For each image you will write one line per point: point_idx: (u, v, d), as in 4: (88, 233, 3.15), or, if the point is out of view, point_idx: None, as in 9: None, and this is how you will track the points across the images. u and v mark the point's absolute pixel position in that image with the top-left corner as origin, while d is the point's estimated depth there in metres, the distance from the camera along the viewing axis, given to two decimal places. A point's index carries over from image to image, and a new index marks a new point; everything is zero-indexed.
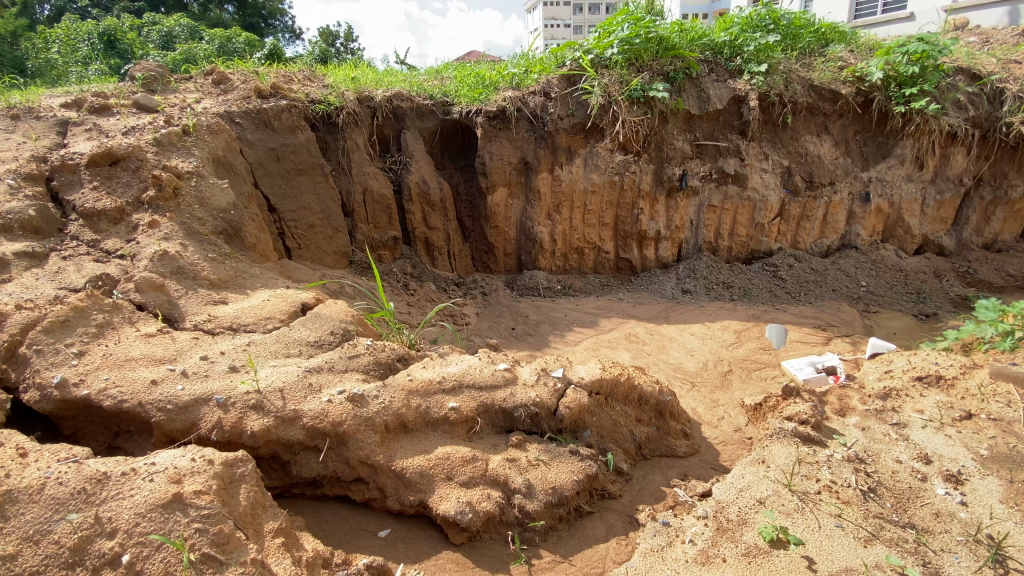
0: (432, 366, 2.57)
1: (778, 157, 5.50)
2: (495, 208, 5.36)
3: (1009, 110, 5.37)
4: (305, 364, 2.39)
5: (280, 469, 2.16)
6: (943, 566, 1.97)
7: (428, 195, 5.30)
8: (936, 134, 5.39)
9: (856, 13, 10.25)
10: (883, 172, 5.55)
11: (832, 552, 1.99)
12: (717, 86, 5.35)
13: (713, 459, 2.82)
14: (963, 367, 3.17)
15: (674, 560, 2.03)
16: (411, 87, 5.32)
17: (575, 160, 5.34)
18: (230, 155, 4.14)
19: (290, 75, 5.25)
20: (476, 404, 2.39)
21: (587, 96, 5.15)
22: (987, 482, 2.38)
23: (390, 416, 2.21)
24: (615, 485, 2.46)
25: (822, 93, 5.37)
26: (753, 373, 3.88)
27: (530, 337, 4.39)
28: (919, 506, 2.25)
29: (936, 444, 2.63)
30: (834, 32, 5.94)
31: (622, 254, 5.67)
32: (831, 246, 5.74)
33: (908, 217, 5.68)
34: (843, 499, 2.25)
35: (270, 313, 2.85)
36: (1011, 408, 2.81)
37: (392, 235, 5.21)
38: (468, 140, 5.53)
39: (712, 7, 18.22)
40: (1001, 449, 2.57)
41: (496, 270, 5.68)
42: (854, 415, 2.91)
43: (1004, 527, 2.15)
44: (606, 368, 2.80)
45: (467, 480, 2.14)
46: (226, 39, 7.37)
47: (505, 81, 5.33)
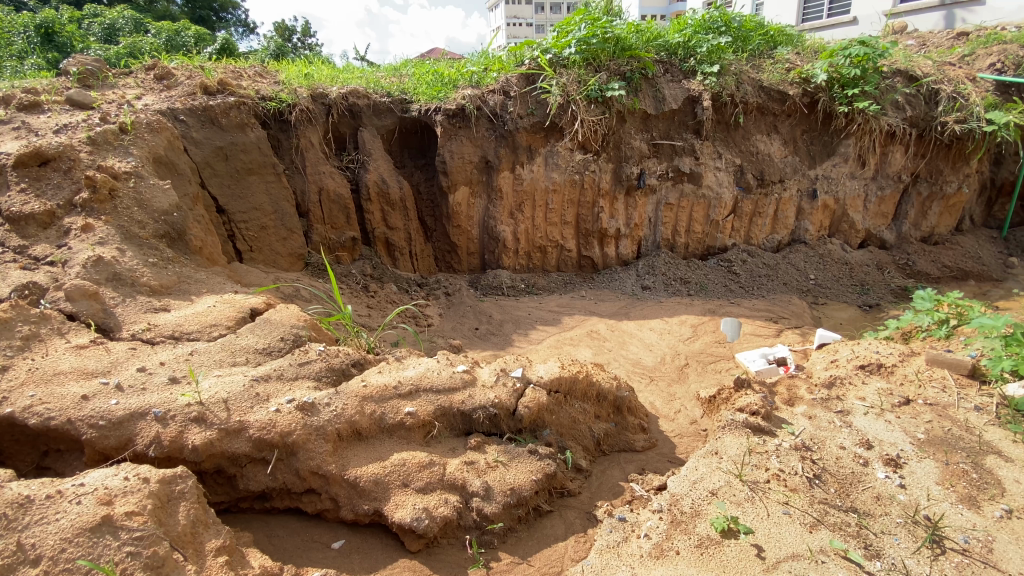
0: (388, 370, 2.52)
1: (731, 155, 5.67)
2: (457, 207, 5.31)
3: (943, 110, 5.69)
4: (252, 373, 2.29)
5: (226, 483, 2.07)
6: (883, 548, 2.05)
7: (387, 194, 5.19)
8: (877, 134, 5.65)
9: (804, 16, 10.68)
10: (829, 170, 5.79)
11: (780, 538, 2.05)
12: (672, 86, 5.46)
13: (670, 452, 2.87)
14: (902, 355, 3.35)
15: (630, 556, 2.04)
16: (368, 85, 5.21)
17: (536, 159, 5.35)
18: (173, 154, 3.94)
19: (240, 71, 5.05)
20: (434, 407, 2.34)
21: (545, 95, 5.17)
22: (923, 464, 2.51)
23: (343, 424, 2.14)
24: (574, 483, 2.47)
25: (771, 94, 5.56)
26: (708, 366, 3.98)
27: (493, 337, 4.36)
28: (861, 490, 2.35)
29: (877, 430, 2.76)
30: (782, 35, 6.15)
31: (584, 252, 5.72)
32: (783, 241, 5.96)
33: (853, 212, 5.95)
34: (791, 487, 2.33)
35: (216, 319, 2.72)
36: (946, 393, 2.99)
37: (350, 236, 5.08)
38: (427, 138, 5.45)
39: (670, 10, 18.63)
40: (936, 432, 2.71)
41: (459, 270, 5.62)
42: (802, 404, 3.03)
43: (940, 508, 2.26)
44: (565, 366, 2.80)
45: (423, 486, 2.09)
46: (175, 32, 7.06)
47: (465, 80, 5.28)
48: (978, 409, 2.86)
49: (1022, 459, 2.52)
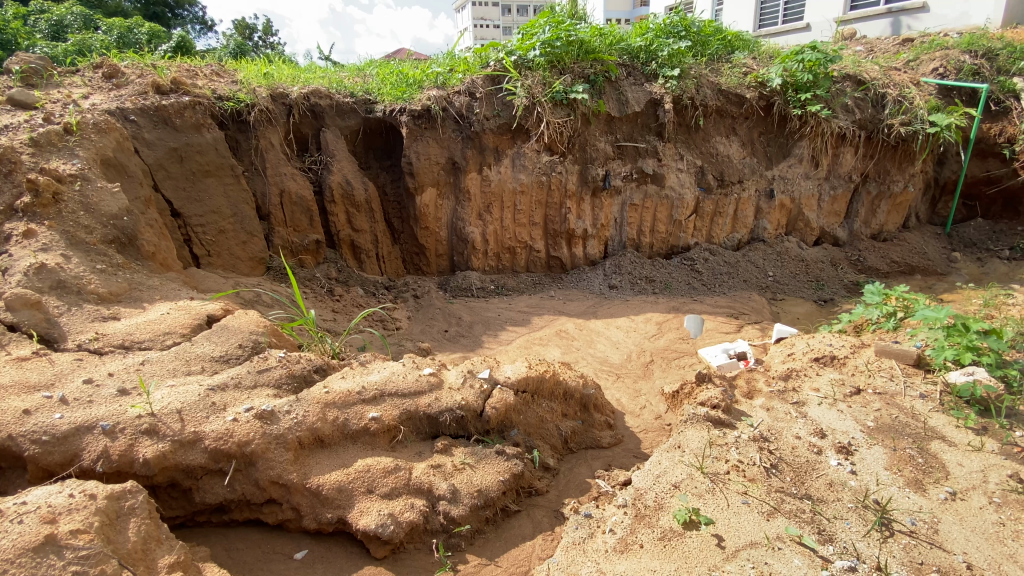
0: (351, 375, 2.47)
1: (692, 157, 5.81)
2: (424, 209, 5.27)
3: (889, 113, 5.99)
4: (208, 382, 2.22)
5: (181, 496, 2.00)
6: (836, 532, 2.14)
7: (352, 196, 5.11)
8: (828, 136, 5.90)
9: (761, 23, 11.06)
10: (784, 170, 6.01)
11: (739, 528, 2.12)
12: (635, 89, 5.58)
13: (635, 447, 2.93)
14: (853, 347, 3.51)
15: (595, 551, 2.07)
16: (330, 85, 5.12)
17: (503, 160, 5.36)
18: (122, 156, 3.77)
19: (195, 70, 4.89)
20: (399, 411, 2.32)
21: (511, 97, 5.20)
22: (872, 451, 2.63)
23: (304, 432, 2.10)
24: (541, 482, 2.49)
25: (729, 97, 5.73)
26: (673, 362, 4.08)
27: (463, 339, 4.35)
28: (816, 477, 2.45)
29: (831, 419, 2.88)
30: (739, 40, 6.35)
31: (553, 253, 5.76)
32: (743, 240, 6.15)
33: (808, 211, 6.19)
34: (750, 477, 2.40)
35: (170, 327, 2.62)
36: (893, 382, 3.14)
37: (314, 239, 4.97)
38: (392, 139, 5.39)
39: (634, 14, 19.00)
40: (884, 420, 2.85)
41: (427, 272, 5.58)
42: (760, 396, 3.13)
43: (888, 492, 2.38)
44: (532, 366, 2.82)
45: (389, 491, 2.06)
46: (127, 30, 6.77)
47: (430, 80, 5.25)
48: (923, 397, 3.02)
49: (963, 443, 2.67)
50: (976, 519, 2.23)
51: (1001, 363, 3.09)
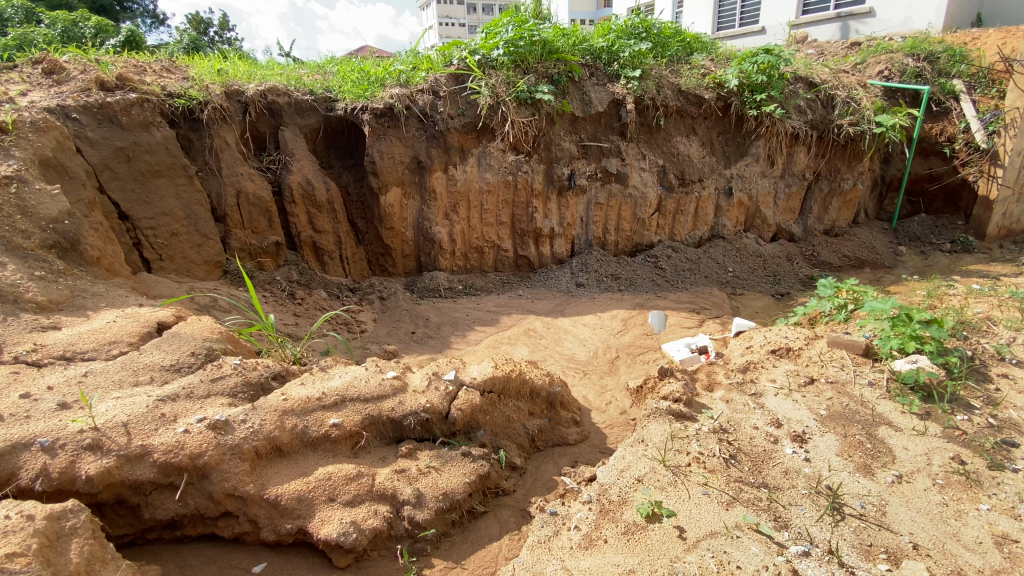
0: (311, 381, 2.41)
1: (654, 156, 5.93)
2: (389, 209, 5.18)
3: (838, 114, 6.26)
4: (157, 393, 2.12)
5: (129, 514, 1.90)
6: (791, 518, 2.21)
7: (313, 196, 4.98)
8: (783, 135, 6.12)
9: (718, 25, 11.39)
10: (742, 169, 6.19)
11: (699, 518, 2.17)
12: (598, 89, 5.64)
13: (601, 443, 2.97)
14: (807, 339, 3.65)
15: (560, 549, 2.08)
16: (288, 82, 4.98)
17: (468, 159, 5.33)
18: (63, 155, 3.57)
19: (143, 66, 4.68)
20: (362, 417, 2.27)
21: (475, 96, 5.17)
22: (825, 438, 2.74)
23: (261, 441, 2.03)
24: (508, 481, 2.49)
25: (688, 98, 5.87)
26: (637, 358, 4.15)
27: (430, 340, 4.30)
28: (772, 466, 2.54)
29: (786, 409, 2.99)
30: (697, 42, 6.51)
31: (520, 252, 5.78)
32: (704, 237, 6.31)
33: (765, 208, 6.40)
34: (710, 468, 2.47)
35: (116, 336, 2.49)
36: (843, 371, 3.29)
37: (274, 240, 4.81)
38: (354, 138, 5.29)
39: (597, 16, 19.25)
40: (836, 408, 2.98)
41: (394, 273, 5.50)
42: (720, 389, 3.23)
43: (839, 477, 2.48)
44: (498, 366, 2.81)
45: (351, 499, 2.02)
46: (71, 24, 6.42)
47: (392, 78, 5.17)
48: (872, 384, 3.16)
49: (909, 428, 2.82)
50: (921, 500, 2.35)
51: (943, 351, 3.28)
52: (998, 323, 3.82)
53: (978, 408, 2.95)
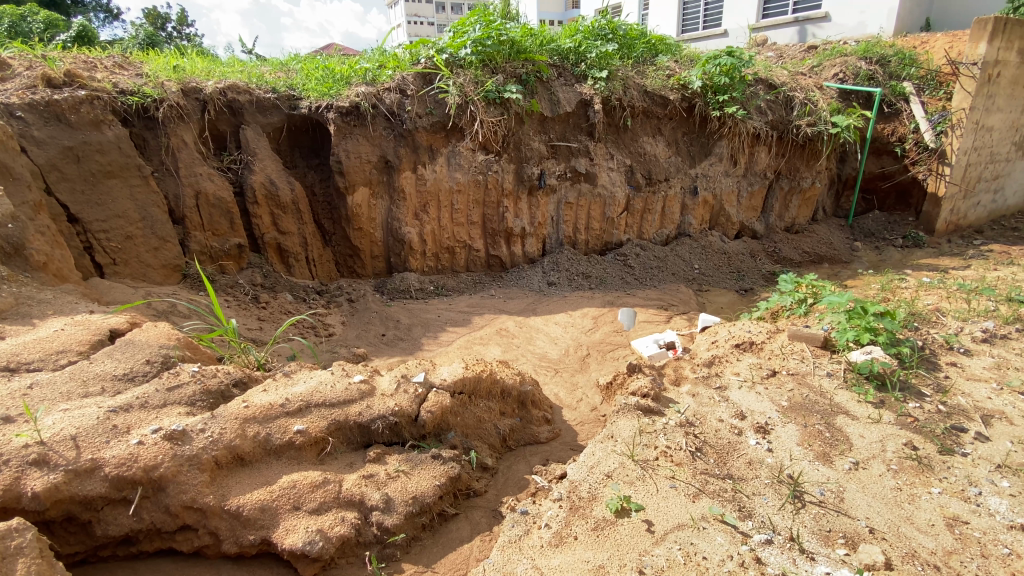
0: (274, 388, 2.34)
1: (621, 156, 6.01)
2: (356, 209, 5.09)
3: (797, 115, 6.47)
4: (109, 403, 2.03)
5: (80, 530, 1.81)
6: (754, 507, 2.28)
7: (277, 196, 4.85)
8: (744, 136, 6.29)
9: (683, 28, 11.66)
10: (707, 169, 6.34)
11: (666, 511, 2.21)
12: (565, 89, 5.67)
13: (572, 440, 3.00)
14: (769, 333, 3.77)
15: (531, 548, 2.08)
16: (249, 79, 4.85)
17: (438, 159, 5.28)
18: (6, 155, 3.36)
19: (94, 62, 4.48)
20: (327, 423, 2.23)
21: (443, 95, 5.13)
22: (787, 428, 2.83)
23: (220, 450, 1.97)
24: (479, 482, 2.49)
25: (654, 98, 5.97)
26: (607, 355, 4.21)
27: (401, 342, 4.25)
28: (737, 457, 2.61)
29: (750, 401, 3.07)
30: (662, 44, 6.64)
31: (491, 252, 5.77)
32: (671, 235, 6.43)
33: (729, 206, 6.57)
34: (677, 462, 2.52)
35: (65, 345, 2.37)
36: (803, 363, 3.41)
37: (236, 243, 4.66)
38: (320, 137, 5.18)
39: (566, 17, 19.43)
40: (796, 399, 3.08)
41: (363, 274, 5.41)
42: (687, 383, 3.30)
43: (800, 466, 2.56)
44: (469, 366, 2.80)
45: (317, 506, 1.98)
46: (17, 17, 6.12)
47: (358, 77, 5.09)
48: (830, 375, 3.29)
49: (864, 416, 2.94)
50: (877, 485, 2.46)
51: (895, 342, 3.44)
52: (945, 314, 4.04)
53: (928, 395, 3.10)
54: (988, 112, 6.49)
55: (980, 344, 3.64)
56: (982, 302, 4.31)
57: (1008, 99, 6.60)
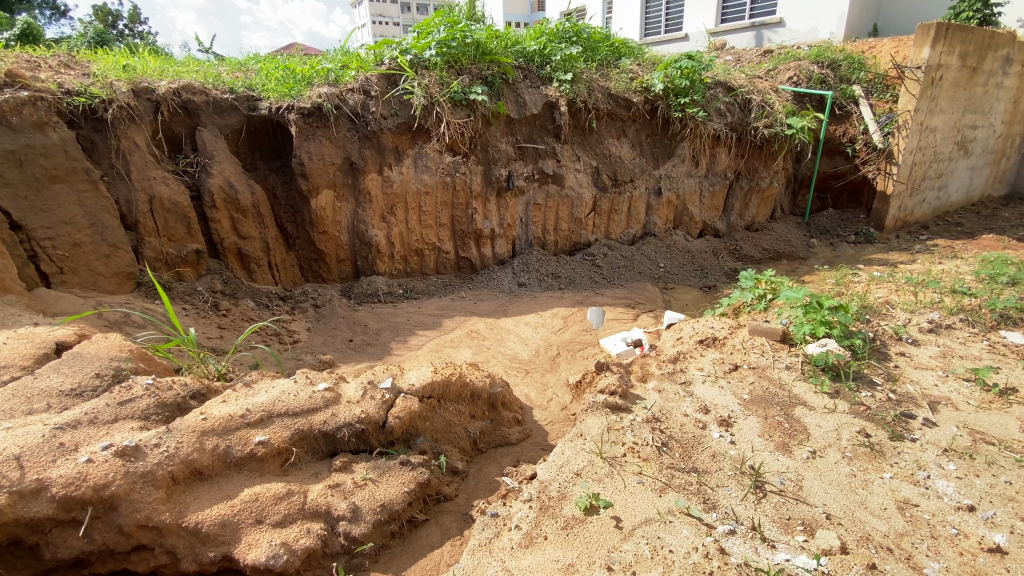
0: (235, 398, 2.27)
1: (588, 157, 6.08)
2: (321, 212, 5.00)
3: (755, 117, 6.69)
4: (55, 420, 1.92)
5: (27, 554, 1.71)
6: (718, 499, 2.34)
7: (237, 200, 4.70)
8: (705, 137, 6.46)
9: (646, 31, 11.89)
10: (670, 169, 6.48)
11: (634, 507, 2.25)
12: (531, 91, 5.70)
13: (543, 440, 3.02)
14: (731, 328, 3.89)
15: (501, 550, 2.08)
16: (205, 80, 4.70)
17: (404, 160, 5.22)
18: None
19: (37, 60, 4.26)
20: (290, 433, 2.18)
21: (408, 96, 5.08)
22: (748, 421, 2.92)
23: (177, 465, 1.89)
24: (449, 487, 2.48)
25: (618, 101, 6.07)
26: (577, 354, 4.25)
27: (369, 347, 4.18)
28: (701, 451, 2.67)
29: (713, 395, 3.16)
30: (625, 47, 6.75)
31: (461, 253, 5.74)
32: (637, 235, 6.55)
33: (692, 206, 6.73)
34: (644, 457, 2.56)
35: (6, 359, 2.24)
36: (763, 356, 3.53)
37: (194, 248, 4.50)
38: (281, 139, 5.05)
39: (532, 19, 19.55)
40: (757, 392, 3.18)
41: (329, 279, 5.31)
42: (653, 379, 3.37)
43: (761, 457, 2.65)
44: (437, 370, 2.79)
45: (281, 519, 1.93)
46: None
47: (320, 77, 5.00)
48: (788, 367, 3.41)
49: (821, 406, 3.06)
50: (833, 472, 2.56)
51: (849, 334, 3.59)
52: (894, 307, 4.25)
53: (879, 383, 3.26)
54: (932, 113, 6.85)
55: (926, 334, 3.84)
56: (928, 294, 4.56)
57: (950, 101, 6.99)
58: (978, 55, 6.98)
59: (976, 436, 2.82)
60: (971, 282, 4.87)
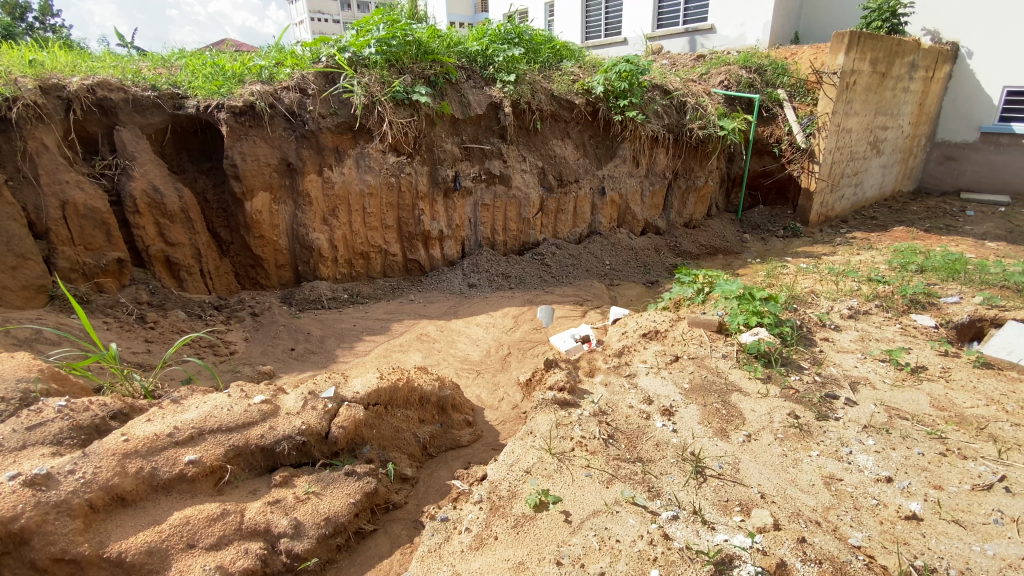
0: (161, 416, 2.13)
1: (533, 158, 6.14)
2: (257, 216, 4.78)
3: (690, 119, 6.99)
4: None
5: None
6: (662, 486, 2.43)
7: (162, 204, 4.41)
8: (645, 138, 6.68)
9: (586, 35, 12.20)
10: (613, 170, 6.65)
11: (583, 500, 2.30)
12: (475, 92, 5.69)
13: (493, 440, 3.03)
14: (671, 321, 4.04)
15: (451, 554, 2.06)
16: (124, 76, 4.39)
17: (345, 160, 5.06)
18: None
19: None
20: (225, 449, 2.07)
21: (347, 95, 4.93)
22: (689, 409, 3.05)
23: (96, 492, 1.75)
24: (398, 494, 2.44)
25: (561, 102, 6.17)
26: (527, 352, 4.29)
27: (314, 355, 4.04)
28: (646, 440, 2.76)
29: (656, 386, 3.28)
30: (566, 50, 6.87)
31: (408, 255, 5.64)
32: (583, 233, 6.67)
33: (634, 205, 6.95)
34: (591, 451, 2.62)
35: None
36: (701, 347, 3.70)
37: (116, 257, 4.17)
38: (211, 138, 4.79)
39: (476, 20, 19.58)
40: (697, 380, 3.33)
41: (268, 285, 5.08)
42: (600, 373, 3.46)
43: (700, 443, 2.77)
44: (383, 376, 2.73)
45: (215, 541, 1.82)
46: None
47: (252, 75, 4.78)
48: (725, 356, 3.59)
49: (755, 391, 3.24)
50: (767, 454, 2.72)
51: (778, 322, 3.83)
52: (819, 296, 4.57)
53: (806, 367, 3.49)
54: (848, 115, 7.41)
55: (847, 320, 4.16)
56: (848, 283, 4.93)
57: (863, 104, 7.58)
58: (887, 61, 7.61)
59: (892, 412, 3.07)
60: (885, 270, 5.31)
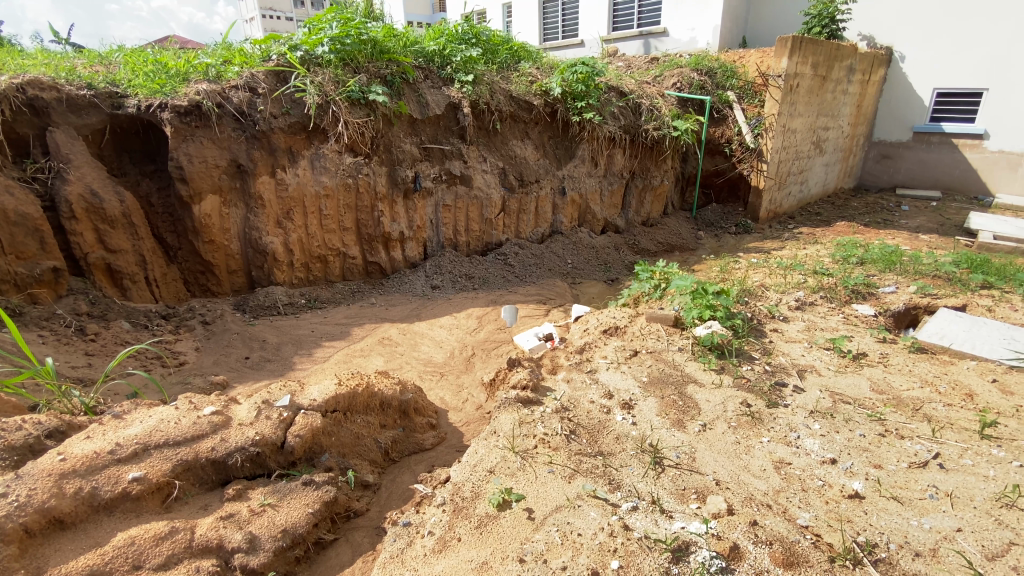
0: (102, 433, 2.03)
1: (493, 159, 6.15)
2: (206, 220, 4.60)
3: (645, 120, 7.17)
4: None
5: None
6: (622, 478, 2.49)
7: (102, 209, 4.18)
8: (603, 139, 6.80)
9: (544, 37, 12.32)
10: (572, 170, 6.74)
11: (546, 496, 2.33)
12: (433, 91, 5.65)
13: (457, 442, 3.03)
14: (630, 317, 4.14)
15: (414, 559, 2.05)
16: (57, 74, 4.18)
17: (300, 161, 4.93)
18: None
19: None
20: (172, 465, 1.99)
21: (300, 94, 4.80)
22: (647, 402, 3.13)
23: (30, 516, 1.65)
24: (359, 502, 2.41)
25: (520, 103, 6.20)
26: (491, 352, 4.30)
27: (270, 363, 3.92)
28: (607, 435, 2.82)
29: (616, 381, 3.35)
30: (523, 52, 6.92)
31: (368, 258, 5.55)
32: (545, 233, 6.73)
33: (593, 204, 7.06)
34: (554, 447, 2.65)
35: None
36: (659, 341, 3.80)
37: (51, 265, 3.92)
38: (154, 139, 4.58)
39: (434, 20, 19.42)
40: (654, 373, 3.43)
41: (220, 292, 4.90)
42: (562, 371, 3.51)
43: (659, 434, 2.86)
44: (342, 382, 2.69)
45: (164, 561, 1.74)
46: None
47: (198, 73, 4.60)
48: (681, 349, 3.71)
49: (709, 382, 3.36)
50: (722, 442, 2.82)
51: (731, 315, 3.97)
52: (768, 289, 4.78)
53: (757, 358, 3.65)
54: (793, 116, 7.76)
55: (794, 311, 4.37)
56: (795, 276, 5.18)
57: (806, 106, 7.96)
58: (827, 65, 8.02)
59: (836, 397, 3.25)
60: (829, 263, 5.61)
